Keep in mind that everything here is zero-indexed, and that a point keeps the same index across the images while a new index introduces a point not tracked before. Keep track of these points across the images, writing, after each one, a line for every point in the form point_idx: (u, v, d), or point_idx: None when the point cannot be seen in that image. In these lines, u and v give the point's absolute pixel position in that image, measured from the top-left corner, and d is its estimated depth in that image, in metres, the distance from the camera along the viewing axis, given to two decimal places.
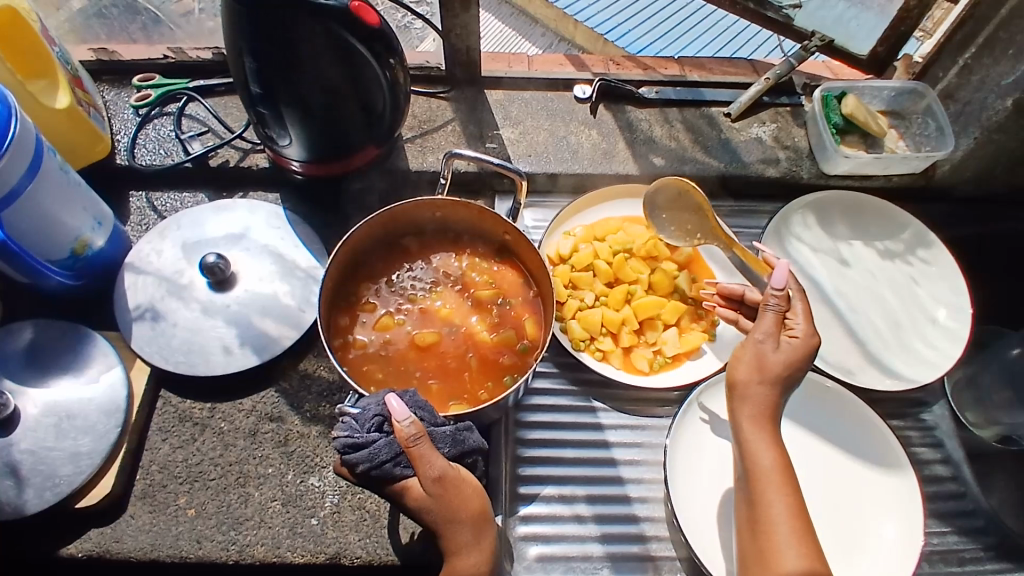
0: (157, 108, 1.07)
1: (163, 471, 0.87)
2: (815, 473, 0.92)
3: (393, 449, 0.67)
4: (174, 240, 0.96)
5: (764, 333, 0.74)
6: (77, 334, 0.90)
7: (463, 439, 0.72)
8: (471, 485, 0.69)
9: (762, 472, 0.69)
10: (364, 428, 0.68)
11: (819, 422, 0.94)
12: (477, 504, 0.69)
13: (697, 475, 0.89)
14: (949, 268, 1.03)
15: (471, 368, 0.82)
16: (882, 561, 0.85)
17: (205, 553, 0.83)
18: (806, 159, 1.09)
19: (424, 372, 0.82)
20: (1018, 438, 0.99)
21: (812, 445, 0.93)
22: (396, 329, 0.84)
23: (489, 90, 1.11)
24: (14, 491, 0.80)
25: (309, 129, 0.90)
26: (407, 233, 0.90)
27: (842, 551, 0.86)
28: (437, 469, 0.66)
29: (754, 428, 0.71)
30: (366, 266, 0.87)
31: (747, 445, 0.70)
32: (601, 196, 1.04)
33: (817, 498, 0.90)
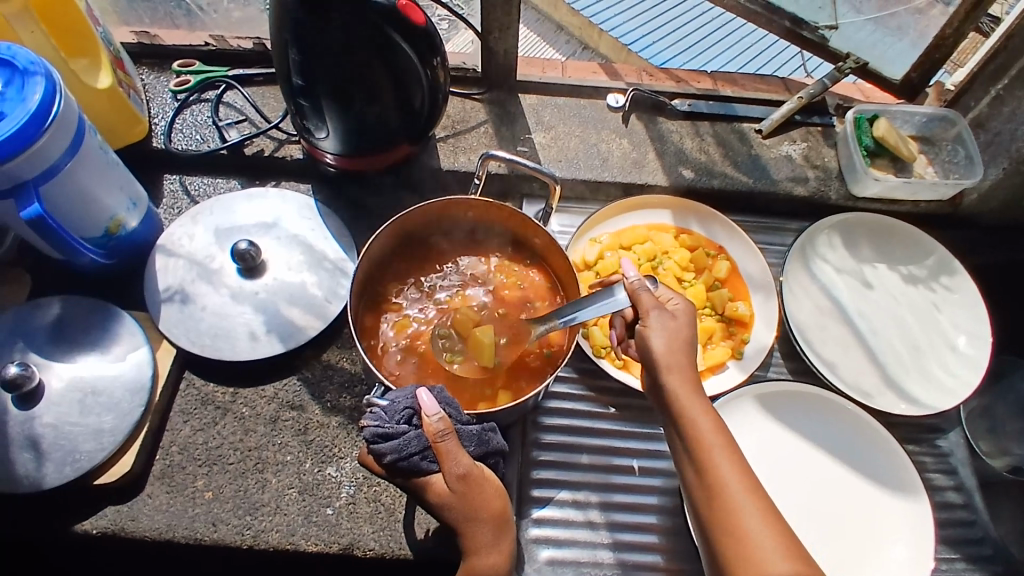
0: (195, 94, 1.08)
1: (182, 452, 0.88)
2: (829, 493, 0.92)
3: (422, 442, 0.68)
4: (206, 225, 0.97)
5: (653, 310, 0.74)
6: (104, 313, 0.91)
7: (488, 439, 0.73)
8: (496, 485, 0.70)
9: (704, 437, 0.69)
10: (394, 420, 0.68)
11: (836, 443, 0.95)
12: (497, 504, 0.69)
13: None
14: (972, 297, 1.03)
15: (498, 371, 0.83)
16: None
17: (220, 537, 0.83)
18: (834, 180, 1.09)
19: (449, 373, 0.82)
20: None
21: (826, 465, 0.94)
22: (425, 328, 0.84)
23: (522, 95, 1.12)
24: (34, 464, 0.81)
25: (346, 123, 0.92)
26: (438, 233, 0.90)
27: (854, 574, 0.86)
28: (462, 467, 0.67)
29: (687, 395, 0.71)
30: (393, 264, 0.88)
31: (683, 414, 0.71)
32: (629, 205, 1.05)
33: (830, 517, 0.90)
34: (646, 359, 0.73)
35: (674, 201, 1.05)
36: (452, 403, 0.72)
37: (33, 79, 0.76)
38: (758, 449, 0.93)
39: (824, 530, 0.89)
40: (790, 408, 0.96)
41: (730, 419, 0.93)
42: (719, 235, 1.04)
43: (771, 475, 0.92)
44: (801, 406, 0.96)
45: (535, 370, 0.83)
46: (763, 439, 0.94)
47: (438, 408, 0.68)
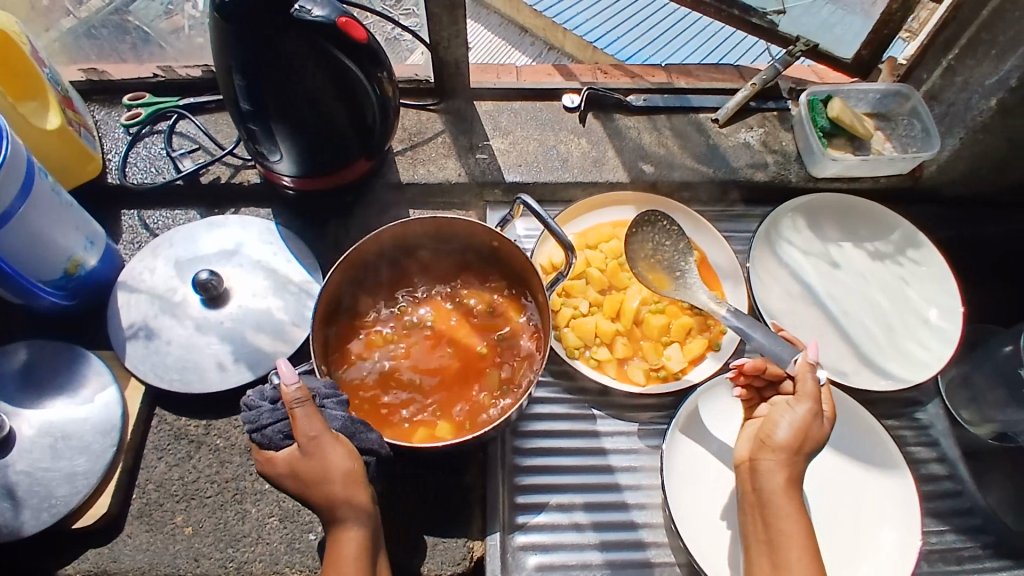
0: (147, 127, 1.07)
1: (159, 489, 0.87)
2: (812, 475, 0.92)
3: (275, 415, 0.69)
4: (167, 258, 0.96)
5: (807, 401, 0.74)
6: (71, 354, 0.90)
7: (356, 430, 0.71)
8: (347, 450, 0.68)
9: (791, 537, 0.69)
10: (264, 390, 0.71)
11: None
12: (348, 467, 0.67)
13: (693, 482, 0.89)
14: (939, 268, 1.04)
15: (446, 407, 0.82)
16: (881, 564, 0.86)
17: (203, 571, 0.82)
18: (793, 163, 1.09)
19: (404, 403, 0.82)
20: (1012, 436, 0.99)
21: None
22: (388, 350, 0.84)
23: (478, 102, 1.12)
24: (10, 513, 0.80)
25: (299, 144, 0.91)
26: (421, 253, 0.90)
27: (840, 554, 0.87)
28: (312, 429, 0.66)
29: (784, 495, 0.71)
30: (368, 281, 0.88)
31: (777, 511, 0.71)
32: (592, 204, 1.05)
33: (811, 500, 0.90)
34: (767, 440, 0.74)
35: (638, 196, 1.05)
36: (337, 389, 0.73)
37: None
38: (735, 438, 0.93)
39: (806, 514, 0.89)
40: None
41: (704, 410, 0.94)
42: (686, 227, 1.04)
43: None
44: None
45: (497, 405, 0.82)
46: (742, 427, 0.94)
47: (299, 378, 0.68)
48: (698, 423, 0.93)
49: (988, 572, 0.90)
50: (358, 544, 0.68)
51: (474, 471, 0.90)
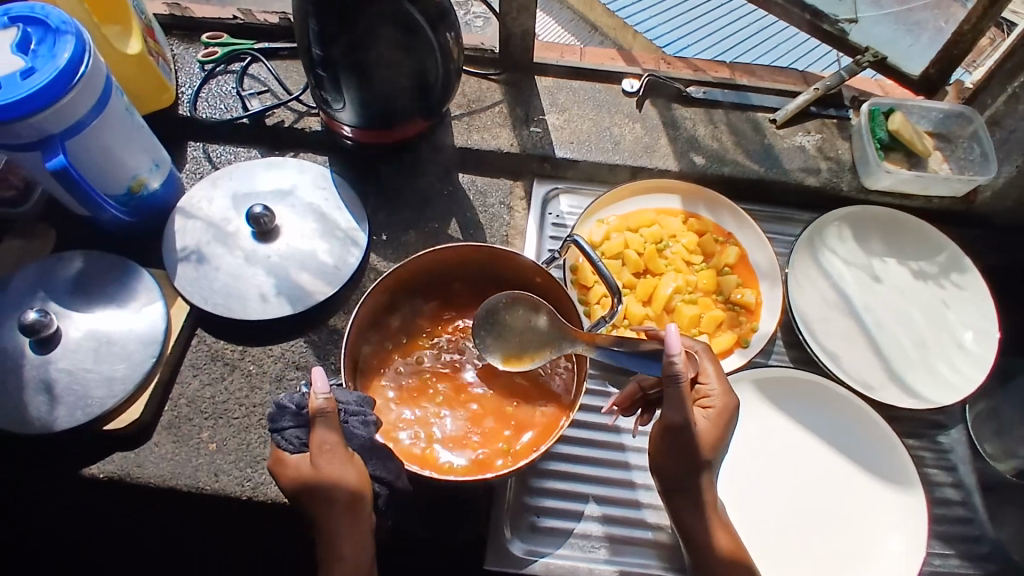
0: (221, 66, 1.12)
1: (190, 405, 0.91)
2: (824, 481, 0.92)
3: (297, 418, 0.73)
4: (225, 190, 1.01)
5: (678, 416, 0.70)
6: (124, 269, 0.95)
7: (374, 454, 0.74)
8: (358, 469, 0.70)
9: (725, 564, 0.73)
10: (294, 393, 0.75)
11: (830, 431, 0.94)
12: (354, 487, 0.69)
13: None
14: (982, 295, 1.03)
15: (436, 445, 0.81)
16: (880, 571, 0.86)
17: (221, 486, 0.86)
18: (846, 172, 1.08)
19: (411, 420, 0.83)
20: None
21: (821, 454, 0.94)
22: (426, 361, 0.87)
23: (539, 77, 1.13)
24: (46, 408, 0.84)
25: (363, 96, 0.95)
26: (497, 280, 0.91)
27: (837, 560, 0.87)
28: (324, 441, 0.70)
29: (709, 522, 0.73)
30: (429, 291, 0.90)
31: (700, 538, 0.74)
32: (638, 188, 1.05)
33: (819, 506, 0.91)
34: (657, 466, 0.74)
35: (684, 186, 1.06)
36: (364, 407, 0.75)
37: (64, 37, 0.79)
38: (751, 434, 0.94)
39: (812, 518, 0.90)
40: (790, 397, 0.96)
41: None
42: (728, 223, 1.05)
43: (761, 460, 0.93)
44: (799, 393, 0.96)
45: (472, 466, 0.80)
46: (761, 425, 0.94)
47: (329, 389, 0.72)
48: None
49: None
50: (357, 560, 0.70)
51: None
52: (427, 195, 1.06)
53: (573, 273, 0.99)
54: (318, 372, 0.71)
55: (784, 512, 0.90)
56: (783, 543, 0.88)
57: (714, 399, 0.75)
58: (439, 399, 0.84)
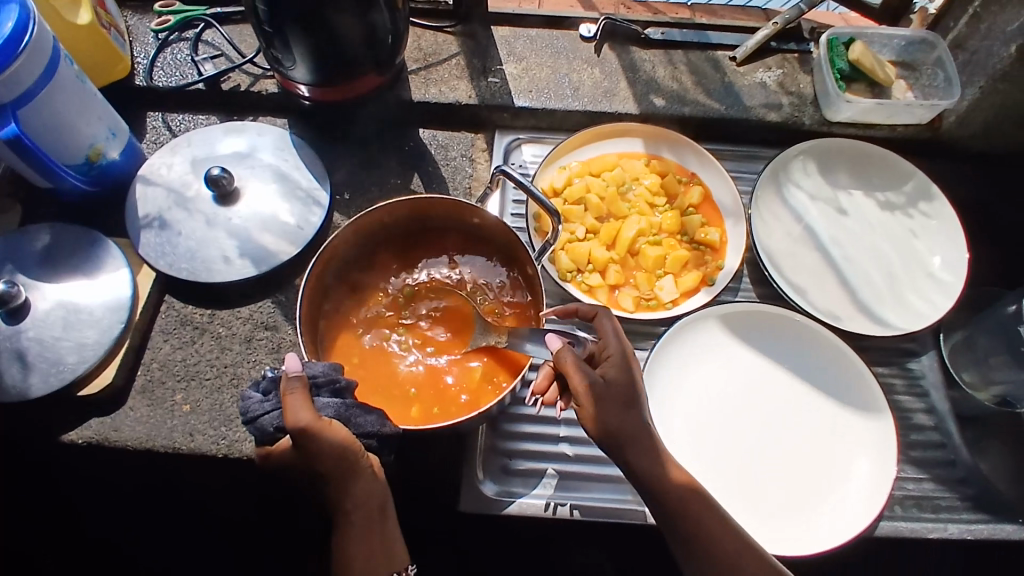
0: (175, 34, 1.10)
1: (163, 368, 0.92)
2: (794, 414, 0.93)
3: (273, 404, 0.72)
4: (185, 156, 1.01)
5: (587, 383, 0.71)
6: (89, 240, 0.95)
7: (353, 416, 0.73)
8: (340, 434, 0.69)
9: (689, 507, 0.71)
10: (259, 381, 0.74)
11: (795, 363, 0.95)
12: (342, 451, 0.69)
13: (672, 411, 0.92)
14: (950, 222, 1.02)
15: (420, 397, 0.83)
16: (848, 497, 0.88)
17: (196, 446, 0.88)
18: (808, 106, 1.07)
19: (384, 391, 0.83)
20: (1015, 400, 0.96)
21: (787, 387, 0.94)
22: (375, 332, 0.87)
23: (495, 27, 1.12)
24: (20, 375, 0.85)
25: (313, 52, 0.94)
26: (452, 233, 0.92)
27: (805, 489, 0.89)
28: (303, 421, 0.67)
29: (659, 469, 0.71)
30: (386, 249, 0.91)
31: (661, 489, 0.71)
32: (600, 133, 1.04)
33: (788, 438, 0.92)
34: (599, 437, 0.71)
35: (646, 128, 1.05)
36: (333, 375, 0.73)
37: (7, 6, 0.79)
38: (715, 373, 0.95)
39: (783, 450, 0.91)
40: (759, 333, 0.96)
41: (692, 342, 0.95)
42: (691, 163, 1.04)
43: (725, 398, 0.94)
44: (769, 329, 0.97)
45: (465, 404, 0.82)
46: (727, 363, 0.95)
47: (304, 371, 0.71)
48: (681, 353, 0.95)
49: (964, 523, 0.90)
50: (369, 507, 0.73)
51: None
52: (387, 152, 1.06)
53: (536, 220, 0.98)
54: (291, 356, 0.70)
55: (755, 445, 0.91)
56: (740, 476, 0.90)
57: (611, 350, 0.73)
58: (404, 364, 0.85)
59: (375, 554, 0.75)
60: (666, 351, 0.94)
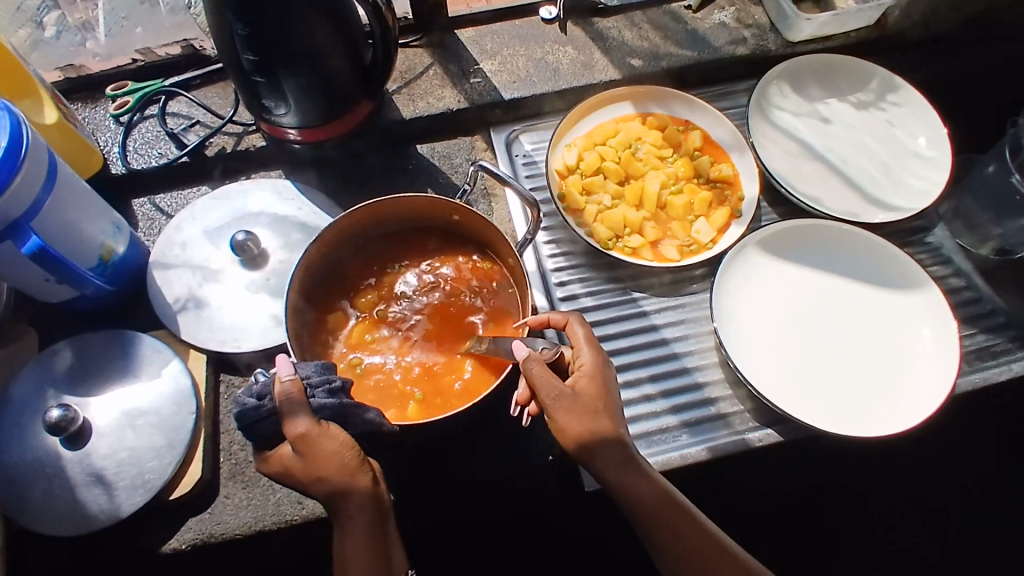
0: (138, 114, 1.06)
1: (245, 448, 0.89)
2: (852, 310, 0.98)
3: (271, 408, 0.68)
4: (194, 230, 0.96)
5: (555, 389, 0.70)
6: (124, 342, 0.90)
7: (351, 415, 0.71)
8: (338, 437, 0.68)
9: (653, 506, 0.72)
10: (251, 387, 0.70)
11: (839, 264, 1.01)
12: (342, 457, 0.68)
13: (748, 333, 0.95)
14: (920, 105, 1.11)
15: (415, 392, 0.83)
16: (926, 362, 0.93)
17: (310, 511, 0.85)
18: (769, 33, 1.15)
19: (382, 388, 0.83)
20: (1012, 247, 1.04)
21: (836, 286, 1.00)
22: (365, 334, 0.86)
23: (459, 31, 1.13)
24: (105, 497, 0.81)
25: (305, 92, 0.92)
26: (434, 233, 0.93)
27: (886, 370, 0.93)
28: (301, 426, 0.67)
29: (622, 472, 0.72)
30: (367, 253, 0.91)
31: (627, 489, 0.72)
32: (591, 105, 1.07)
33: (848, 335, 0.96)
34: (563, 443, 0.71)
35: (632, 90, 1.09)
36: (328, 376, 0.71)
37: None
38: (772, 291, 0.99)
39: (851, 343, 0.96)
40: (800, 246, 1.01)
41: (744, 266, 0.99)
42: (681, 110, 1.09)
43: (788, 310, 0.98)
44: (809, 240, 1.02)
45: (461, 393, 0.82)
46: (777, 279, 0.99)
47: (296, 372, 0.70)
48: (738, 279, 0.98)
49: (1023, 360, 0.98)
50: (368, 520, 0.69)
51: None
52: (395, 176, 1.05)
53: (562, 200, 1.00)
54: (282, 359, 0.69)
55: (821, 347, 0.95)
56: (808, 378, 0.93)
57: (584, 361, 0.74)
58: (394, 366, 0.84)
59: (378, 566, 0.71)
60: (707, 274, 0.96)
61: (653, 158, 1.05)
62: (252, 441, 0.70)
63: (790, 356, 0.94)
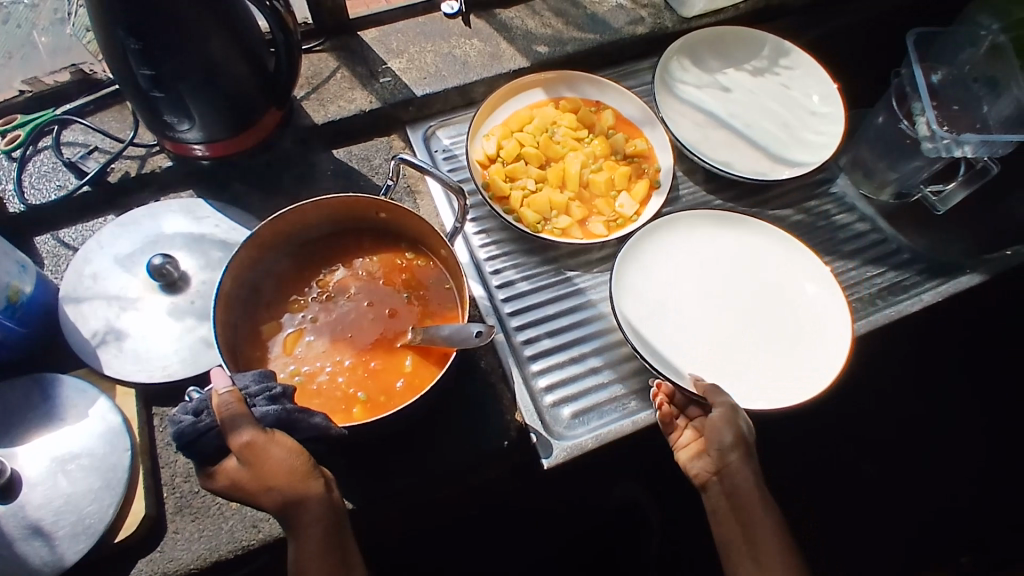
0: (30, 147, 1.00)
1: (189, 479, 0.85)
2: (749, 288, 0.99)
3: (212, 420, 0.66)
4: (106, 261, 0.92)
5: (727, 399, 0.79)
6: (44, 386, 0.85)
7: (297, 421, 0.69)
8: (287, 444, 0.66)
9: (773, 528, 0.75)
10: (187, 404, 0.68)
11: (730, 247, 1.02)
12: (292, 464, 0.66)
13: (651, 321, 0.94)
14: (809, 67, 1.18)
15: (359, 393, 0.81)
16: (826, 325, 0.95)
17: (266, 534, 0.82)
18: (664, 11, 1.20)
19: (326, 393, 0.81)
20: (907, 190, 1.12)
21: (729, 268, 1.01)
22: (302, 341, 0.84)
23: (362, 32, 1.14)
24: (46, 549, 0.76)
25: (209, 104, 0.88)
26: (365, 234, 0.92)
27: (791, 339, 0.94)
28: (245, 435, 0.64)
29: (754, 490, 0.75)
30: (298, 260, 0.90)
31: (758, 507, 0.75)
32: (504, 94, 1.09)
33: (739, 312, 0.97)
34: (714, 443, 0.76)
35: (541, 76, 1.11)
36: (266, 382, 0.70)
37: None
38: (669, 279, 0.98)
39: (755, 319, 0.96)
40: (683, 234, 1.02)
41: (640, 256, 0.99)
42: (591, 92, 1.11)
43: (689, 295, 0.98)
44: (698, 227, 1.03)
45: (404, 390, 0.81)
46: (690, 243, 1.02)
47: (233, 384, 0.68)
48: (630, 272, 0.97)
49: (931, 290, 1.05)
50: (321, 532, 0.68)
51: (488, 357, 0.93)
52: (314, 182, 1.03)
53: (487, 189, 1.01)
54: (217, 373, 0.67)
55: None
56: (717, 334, 0.95)
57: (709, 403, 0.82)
58: (334, 369, 0.82)
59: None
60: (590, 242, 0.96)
61: (570, 139, 1.07)
62: (194, 460, 0.67)
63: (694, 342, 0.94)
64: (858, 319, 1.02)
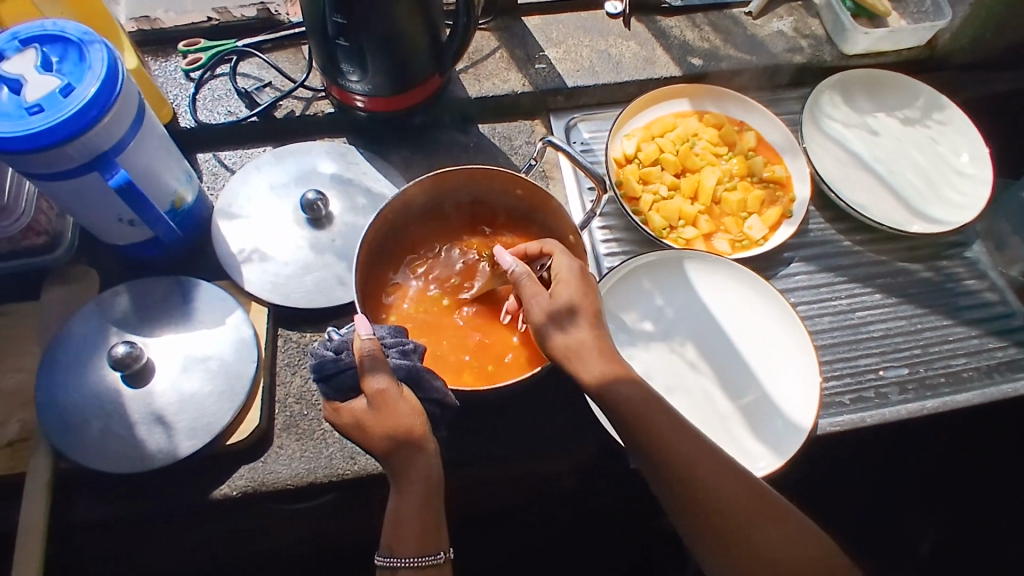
0: (208, 71, 1.08)
1: (300, 401, 0.90)
2: (745, 344, 0.94)
3: (352, 359, 0.70)
4: (260, 186, 0.98)
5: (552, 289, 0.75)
6: (186, 289, 0.91)
7: (422, 380, 0.73)
8: (411, 403, 0.69)
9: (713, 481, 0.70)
10: (329, 341, 0.73)
11: (740, 300, 0.97)
12: (415, 421, 0.68)
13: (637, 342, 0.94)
14: (964, 124, 1.15)
15: (470, 359, 0.85)
16: (785, 408, 0.90)
17: (361, 467, 0.86)
18: (825, 45, 1.19)
19: (443, 352, 0.85)
20: None
21: (730, 317, 0.96)
22: (423, 302, 0.88)
23: (527, 18, 1.18)
24: (164, 438, 0.82)
25: (383, 63, 0.94)
26: (500, 210, 0.95)
27: (752, 411, 0.90)
28: (380, 381, 0.68)
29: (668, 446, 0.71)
30: (430, 224, 0.93)
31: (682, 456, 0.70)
32: (653, 99, 1.11)
33: (721, 366, 0.93)
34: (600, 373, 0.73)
35: (690, 88, 1.12)
36: (401, 339, 0.74)
37: (92, 48, 0.74)
38: (677, 308, 0.97)
39: (735, 378, 0.92)
40: (705, 272, 0.98)
41: (665, 277, 0.98)
42: (737, 112, 1.12)
43: (689, 330, 0.96)
44: (721, 271, 0.98)
45: (511, 365, 0.84)
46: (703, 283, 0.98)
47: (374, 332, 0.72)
48: (632, 291, 0.96)
49: None
50: (424, 491, 0.68)
51: None
52: (457, 150, 1.07)
53: (620, 187, 1.03)
54: (362, 318, 0.71)
55: (840, 351, 1.00)
56: (691, 378, 0.92)
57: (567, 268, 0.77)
58: (452, 334, 0.86)
59: (428, 534, 0.68)
60: (709, 268, 0.98)
61: (709, 154, 1.07)
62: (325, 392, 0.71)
63: (668, 376, 0.92)
64: (973, 387, 0.99)
